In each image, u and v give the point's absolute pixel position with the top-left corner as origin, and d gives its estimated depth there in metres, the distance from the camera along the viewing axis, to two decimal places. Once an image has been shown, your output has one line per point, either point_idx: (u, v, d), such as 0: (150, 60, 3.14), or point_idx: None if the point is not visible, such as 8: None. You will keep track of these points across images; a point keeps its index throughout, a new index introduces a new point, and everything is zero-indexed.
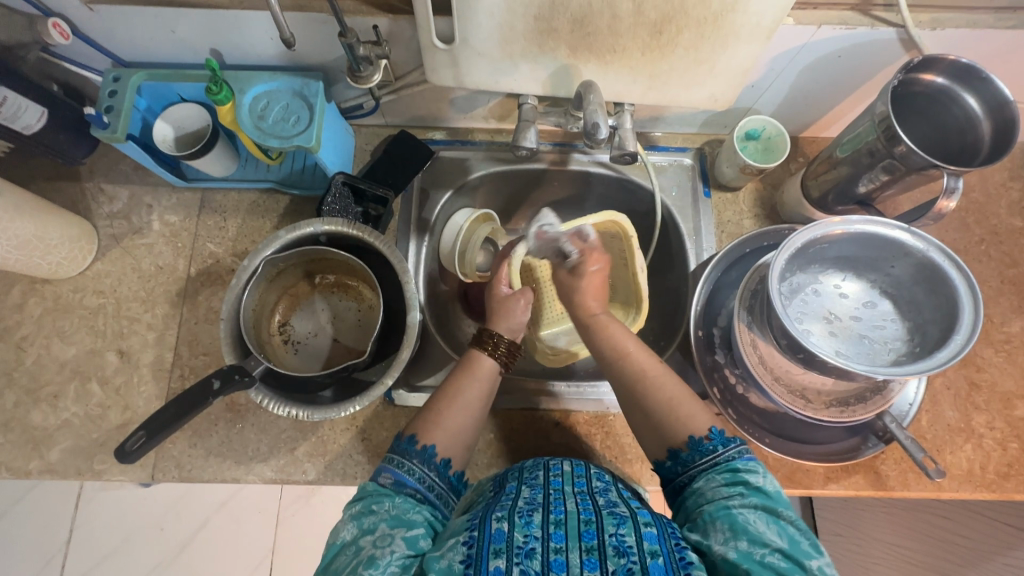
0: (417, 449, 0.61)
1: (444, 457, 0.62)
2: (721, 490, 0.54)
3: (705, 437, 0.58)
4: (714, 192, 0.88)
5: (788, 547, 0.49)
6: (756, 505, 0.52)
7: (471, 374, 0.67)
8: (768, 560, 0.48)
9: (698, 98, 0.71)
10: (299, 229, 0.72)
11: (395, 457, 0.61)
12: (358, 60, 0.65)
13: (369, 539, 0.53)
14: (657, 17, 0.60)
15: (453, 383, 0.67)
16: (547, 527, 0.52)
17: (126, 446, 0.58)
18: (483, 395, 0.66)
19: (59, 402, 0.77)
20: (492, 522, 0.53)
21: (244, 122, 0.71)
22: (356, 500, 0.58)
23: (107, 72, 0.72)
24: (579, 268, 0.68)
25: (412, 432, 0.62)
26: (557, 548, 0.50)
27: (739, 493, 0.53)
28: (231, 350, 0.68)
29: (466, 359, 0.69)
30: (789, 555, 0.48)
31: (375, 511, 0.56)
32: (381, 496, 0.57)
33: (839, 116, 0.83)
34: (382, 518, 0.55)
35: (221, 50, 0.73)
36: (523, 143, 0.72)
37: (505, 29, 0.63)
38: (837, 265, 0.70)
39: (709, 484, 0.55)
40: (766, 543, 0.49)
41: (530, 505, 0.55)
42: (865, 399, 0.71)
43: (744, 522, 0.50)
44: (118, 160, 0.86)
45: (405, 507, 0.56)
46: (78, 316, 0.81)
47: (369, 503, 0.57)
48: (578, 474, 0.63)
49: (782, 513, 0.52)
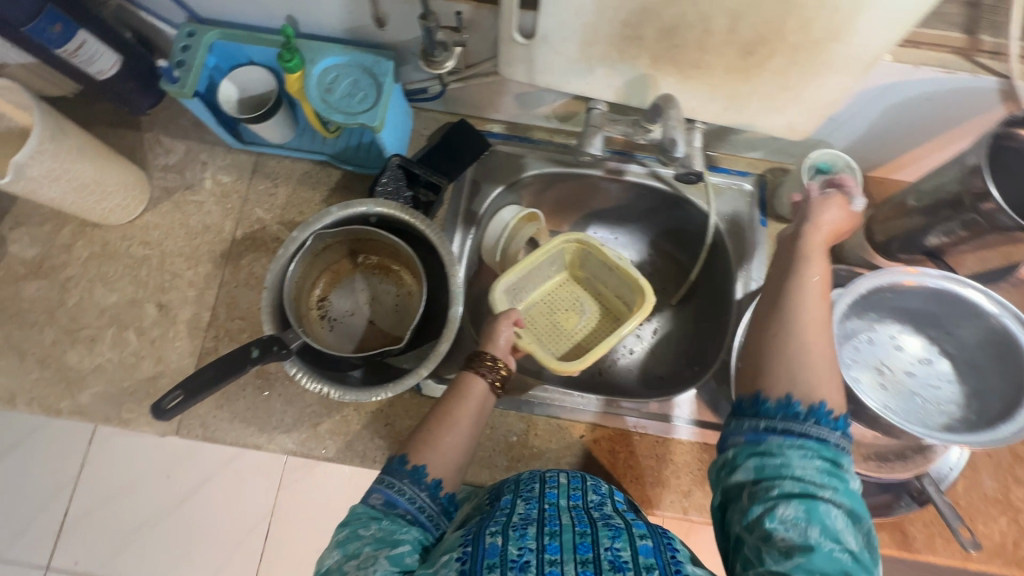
0: (408, 471, 0.60)
1: (436, 478, 0.60)
2: (812, 472, 0.48)
3: (832, 414, 0.49)
4: (771, 222, 0.86)
5: (859, 551, 0.46)
6: (844, 505, 0.47)
7: (467, 393, 0.66)
8: (837, 555, 0.45)
9: (776, 126, 0.69)
10: (351, 208, 0.71)
11: (386, 478, 0.60)
12: (434, 45, 0.64)
13: (352, 563, 0.52)
14: (750, 37, 0.57)
15: (448, 406, 0.65)
16: (542, 539, 0.51)
17: (162, 404, 0.57)
18: (475, 418, 0.65)
19: (95, 345, 0.78)
20: (486, 538, 0.52)
21: (311, 94, 0.70)
22: (344, 525, 0.57)
23: (182, 26, 0.72)
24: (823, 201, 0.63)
25: (403, 453, 0.61)
26: (552, 560, 0.49)
27: (830, 482, 0.48)
28: (270, 319, 0.68)
29: (458, 377, 0.67)
30: (858, 559, 0.45)
31: (362, 535, 0.55)
32: (367, 519, 0.56)
33: (916, 159, 0.80)
34: (366, 542, 0.54)
35: (297, 18, 0.72)
36: (588, 149, 0.72)
37: (589, 31, 0.61)
38: (898, 316, 0.67)
39: (804, 459, 0.49)
40: (842, 541, 0.45)
41: (525, 521, 0.54)
42: (906, 456, 0.69)
43: (825, 514, 0.46)
44: (179, 115, 0.86)
45: (392, 529, 0.56)
46: (123, 265, 0.82)
47: (354, 528, 0.56)
48: (574, 485, 0.61)
49: (864, 521, 0.48)
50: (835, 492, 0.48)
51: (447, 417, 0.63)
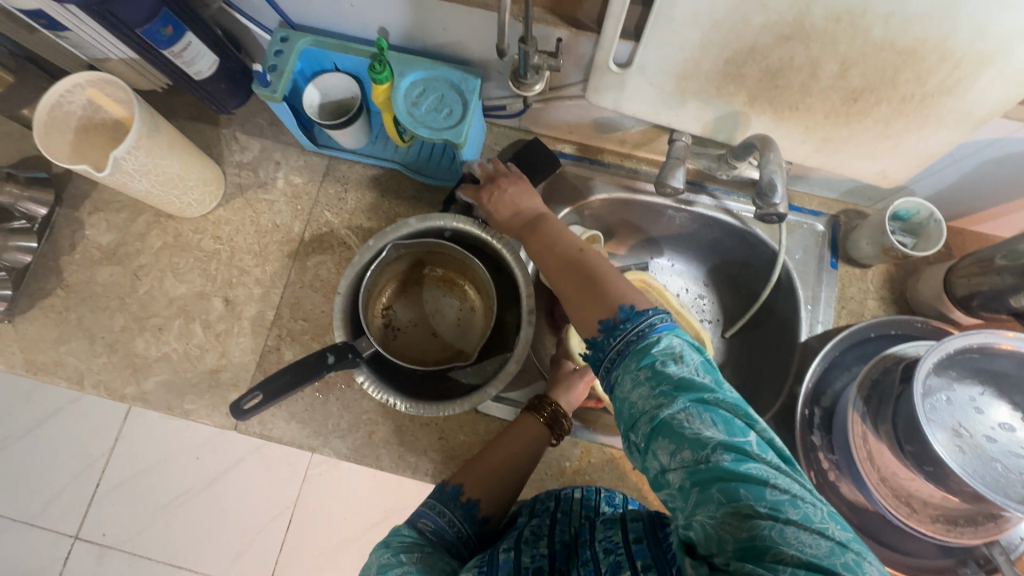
0: (461, 504, 0.61)
1: (484, 510, 0.62)
2: (647, 395, 0.44)
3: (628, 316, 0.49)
4: (842, 264, 0.84)
5: (727, 438, 0.40)
6: (684, 401, 0.42)
7: (521, 435, 0.68)
8: (710, 462, 0.39)
9: (866, 172, 0.67)
10: (429, 221, 0.71)
11: (434, 503, 0.61)
12: (528, 68, 0.64)
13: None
14: (859, 84, 0.56)
15: (505, 442, 0.68)
16: (554, 553, 0.53)
17: (243, 404, 0.59)
18: (529, 462, 0.67)
19: (163, 334, 0.80)
20: (500, 553, 0.53)
21: (399, 106, 0.70)
22: (383, 549, 0.55)
23: (275, 31, 0.73)
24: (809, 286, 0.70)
25: (456, 480, 0.64)
26: (563, 570, 0.51)
27: (665, 394, 0.43)
28: (342, 327, 0.68)
29: (522, 417, 0.71)
30: (731, 446, 0.40)
31: (403, 561, 0.52)
32: (410, 545, 0.55)
33: (1002, 214, 0.77)
34: (408, 568, 0.51)
35: (389, 30, 0.72)
36: (670, 181, 0.70)
37: (690, 65, 0.61)
38: (981, 377, 0.65)
39: (630, 377, 0.46)
40: (705, 441, 0.40)
41: (536, 536, 0.56)
42: (978, 522, 0.66)
43: (677, 425, 0.41)
44: (257, 113, 0.88)
45: (434, 558, 0.54)
46: (193, 257, 0.83)
47: (399, 552, 0.53)
48: (584, 502, 0.62)
49: (712, 398, 0.42)
50: (672, 398, 0.42)
51: (495, 450, 0.66)
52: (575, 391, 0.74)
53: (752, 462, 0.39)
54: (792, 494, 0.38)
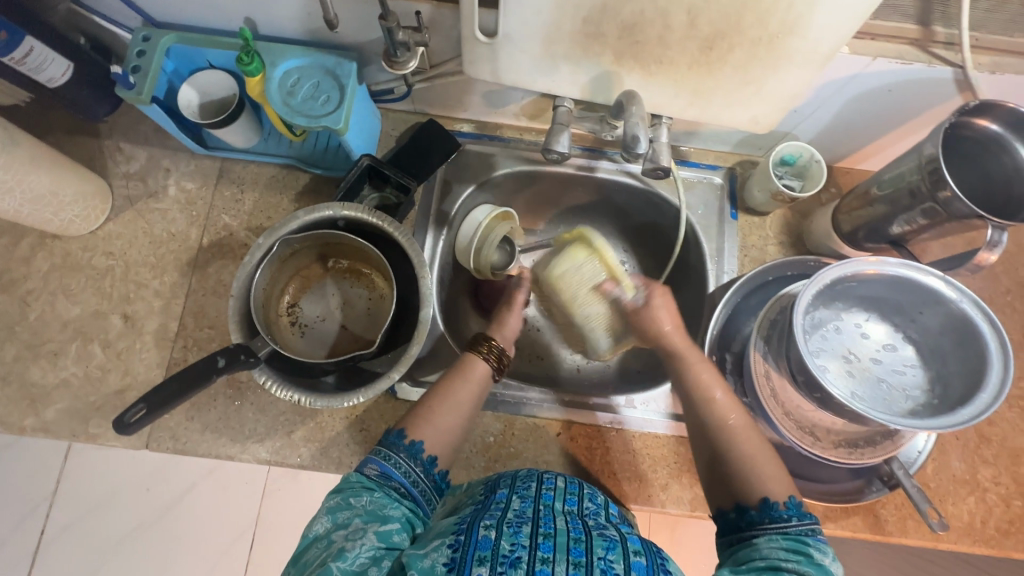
0: (405, 445, 0.62)
1: (431, 454, 0.63)
2: (778, 551, 0.51)
3: (781, 505, 0.54)
4: (742, 214, 0.86)
5: None
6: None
7: (464, 375, 0.69)
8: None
9: (740, 120, 0.69)
10: (317, 212, 0.70)
11: (383, 450, 0.61)
12: (395, 45, 0.63)
13: (341, 533, 0.53)
14: (710, 32, 0.58)
15: (447, 385, 0.68)
16: (535, 537, 0.52)
17: (125, 418, 0.56)
18: (474, 401, 0.68)
19: (59, 360, 0.76)
20: (479, 530, 0.53)
21: (273, 97, 0.69)
22: (335, 492, 0.58)
23: (137, 31, 0.71)
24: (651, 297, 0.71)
25: (401, 427, 0.64)
26: (544, 558, 0.50)
27: (795, 557, 0.50)
28: (237, 328, 0.66)
29: (462, 359, 0.71)
30: None
31: (352, 505, 0.55)
32: (360, 489, 0.57)
33: (879, 150, 0.81)
34: (357, 514, 0.55)
35: (256, 21, 0.71)
36: (556, 147, 0.69)
37: (552, 28, 0.61)
38: (864, 304, 0.68)
39: (768, 543, 0.53)
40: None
41: (519, 518, 0.55)
42: (876, 442, 0.70)
43: None
44: (139, 121, 0.84)
45: (383, 502, 0.56)
46: (85, 276, 0.80)
47: (348, 496, 0.56)
48: (570, 492, 0.63)
49: None
50: (801, 563, 0.50)
51: (433, 402, 0.66)
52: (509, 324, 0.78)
53: None
54: None
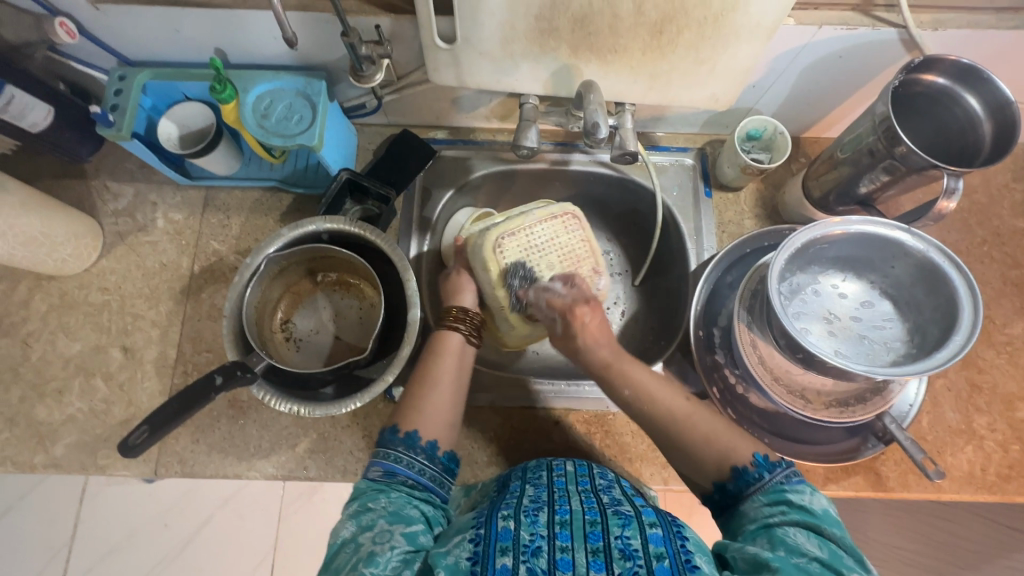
0: (401, 438, 0.62)
1: (430, 440, 0.63)
2: (763, 509, 0.54)
3: (753, 457, 0.58)
4: (715, 192, 0.88)
5: (827, 557, 0.48)
6: (797, 522, 0.52)
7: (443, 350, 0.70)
8: (806, 566, 0.48)
9: (700, 99, 0.71)
10: (301, 227, 0.72)
11: (381, 449, 0.62)
12: (360, 59, 0.66)
13: (368, 536, 0.53)
14: (657, 16, 0.60)
15: (427, 366, 0.68)
16: (553, 526, 0.54)
17: (128, 441, 0.58)
18: (456, 371, 0.68)
19: (64, 397, 0.78)
20: (499, 521, 0.54)
21: (248, 122, 0.71)
22: (352, 501, 0.58)
23: (112, 71, 0.74)
24: (574, 322, 0.72)
25: (394, 423, 0.64)
26: (564, 546, 0.51)
27: (782, 512, 0.53)
28: (232, 346, 0.68)
29: (434, 337, 0.72)
30: (828, 565, 0.48)
31: (373, 508, 0.56)
32: (375, 493, 0.58)
33: (841, 116, 0.83)
34: (380, 515, 0.55)
35: (226, 50, 0.73)
36: (524, 142, 0.72)
37: (507, 29, 0.63)
38: (838, 265, 0.70)
39: (753, 504, 0.55)
40: (805, 552, 0.49)
41: (535, 504, 0.57)
42: (865, 399, 0.71)
43: (783, 536, 0.51)
44: (124, 159, 0.87)
45: (401, 502, 0.57)
46: (83, 313, 0.82)
47: (365, 501, 0.57)
48: (581, 474, 0.65)
49: (826, 531, 0.51)
50: (789, 515, 0.52)
51: (435, 400, 0.65)
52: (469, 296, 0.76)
53: None
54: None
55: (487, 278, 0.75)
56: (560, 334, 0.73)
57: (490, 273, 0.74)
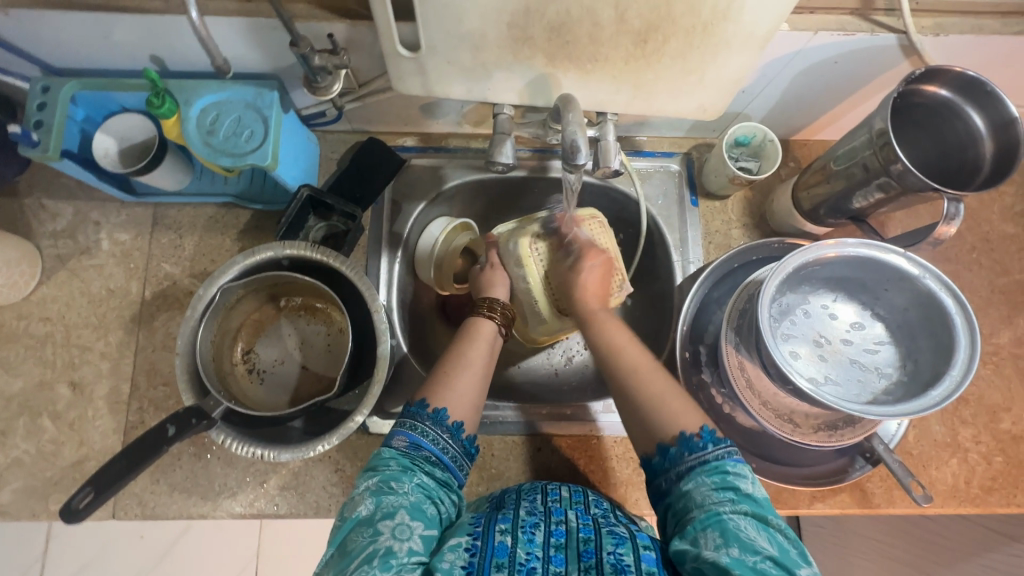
0: (429, 413, 0.58)
1: (458, 420, 0.59)
2: (710, 494, 0.51)
3: (699, 431, 0.55)
4: (702, 200, 0.84)
5: (779, 554, 0.47)
6: (746, 511, 0.49)
7: (473, 336, 0.66)
8: (760, 566, 0.45)
9: (687, 109, 0.66)
10: (258, 254, 0.66)
11: (408, 420, 0.58)
12: (314, 70, 0.60)
13: (388, 524, 0.49)
14: (641, 24, 0.55)
15: (457, 350, 0.65)
16: (549, 548, 0.51)
17: (72, 506, 0.54)
18: (487, 358, 0.65)
19: (8, 439, 0.72)
20: (496, 535, 0.52)
21: (192, 139, 0.64)
22: (372, 474, 0.54)
23: (34, 80, 0.65)
24: (579, 266, 0.70)
25: (422, 397, 0.59)
26: (557, 571, 0.49)
27: (729, 500, 0.50)
28: (187, 388, 0.63)
29: (466, 325, 0.68)
30: (780, 562, 0.46)
31: (395, 491, 0.52)
32: (399, 473, 0.54)
33: (833, 120, 0.79)
34: (401, 503, 0.51)
35: (162, 56, 0.66)
36: (500, 158, 0.66)
37: (476, 36, 0.57)
38: (829, 285, 0.67)
39: (698, 487, 0.52)
40: (759, 550, 0.46)
41: (533, 519, 0.55)
42: (854, 421, 0.70)
43: (735, 528, 0.48)
44: (60, 174, 0.79)
45: (423, 496, 0.53)
46: (23, 346, 0.75)
47: (388, 480, 0.53)
48: (575, 500, 0.60)
49: (772, 521, 0.49)
50: (736, 504, 0.50)
51: (444, 383, 0.61)
52: (498, 288, 0.74)
53: None
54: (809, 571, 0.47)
55: (523, 275, 0.73)
56: (568, 265, 0.72)
57: (527, 269, 0.73)
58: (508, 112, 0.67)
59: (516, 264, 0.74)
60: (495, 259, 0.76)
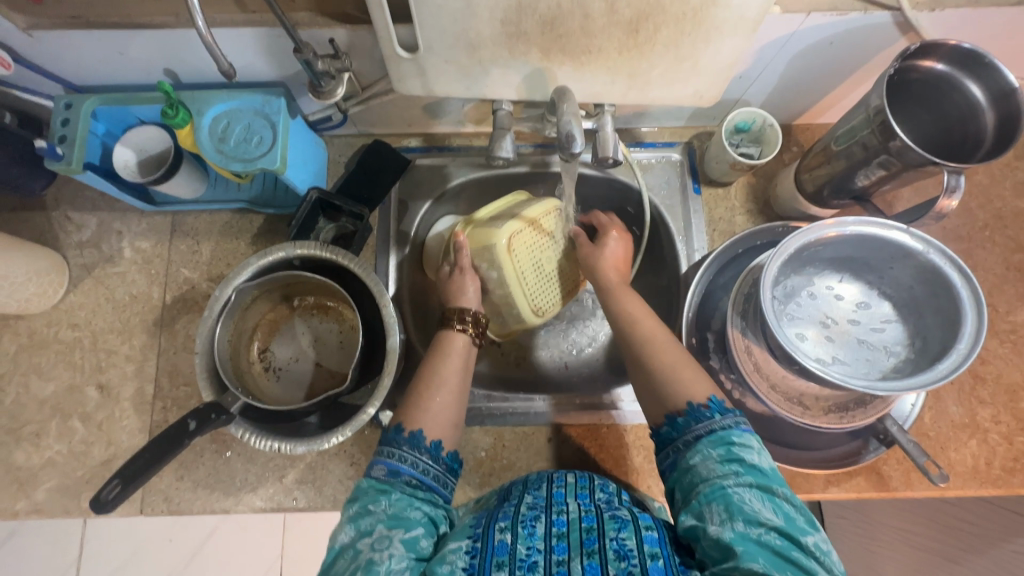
0: (406, 437, 0.59)
1: (435, 440, 0.60)
2: (716, 468, 0.51)
3: (703, 403, 0.56)
4: (704, 188, 0.84)
5: (784, 524, 0.47)
6: (751, 483, 0.49)
7: (441, 354, 0.67)
8: (765, 539, 0.46)
9: (683, 96, 0.67)
10: (270, 255, 0.69)
11: (386, 448, 0.59)
12: (318, 75, 0.62)
13: (366, 542, 0.51)
14: (632, 14, 0.56)
15: (430, 367, 0.66)
16: (549, 539, 0.52)
17: (102, 497, 0.54)
18: (460, 374, 0.66)
19: (41, 440, 0.76)
20: (496, 534, 0.53)
21: (205, 147, 0.67)
22: (352, 502, 0.56)
23: (57, 98, 0.69)
24: (605, 240, 0.77)
25: (398, 422, 0.61)
26: (559, 561, 0.50)
27: (734, 472, 0.50)
28: (208, 385, 0.66)
29: (437, 339, 0.69)
30: (785, 533, 0.47)
31: (373, 511, 0.54)
32: (376, 494, 0.55)
33: (834, 102, 0.79)
34: (379, 519, 0.53)
35: (175, 70, 0.69)
36: (500, 152, 0.67)
37: (471, 35, 0.59)
38: (834, 266, 0.66)
39: (705, 460, 0.52)
40: (763, 522, 0.47)
41: (533, 512, 0.56)
42: (866, 403, 0.69)
43: (739, 501, 0.48)
44: (84, 187, 0.83)
45: (403, 505, 0.54)
46: (54, 351, 0.79)
47: (365, 504, 0.54)
48: (581, 487, 0.61)
49: (777, 491, 0.50)
50: (740, 478, 0.50)
51: (423, 402, 0.62)
52: (470, 292, 0.73)
53: (799, 553, 0.46)
54: (814, 542, 0.47)
55: (497, 274, 0.74)
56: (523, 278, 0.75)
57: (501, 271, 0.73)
58: (507, 104, 0.69)
59: (490, 264, 0.74)
60: (465, 262, 0.74)
